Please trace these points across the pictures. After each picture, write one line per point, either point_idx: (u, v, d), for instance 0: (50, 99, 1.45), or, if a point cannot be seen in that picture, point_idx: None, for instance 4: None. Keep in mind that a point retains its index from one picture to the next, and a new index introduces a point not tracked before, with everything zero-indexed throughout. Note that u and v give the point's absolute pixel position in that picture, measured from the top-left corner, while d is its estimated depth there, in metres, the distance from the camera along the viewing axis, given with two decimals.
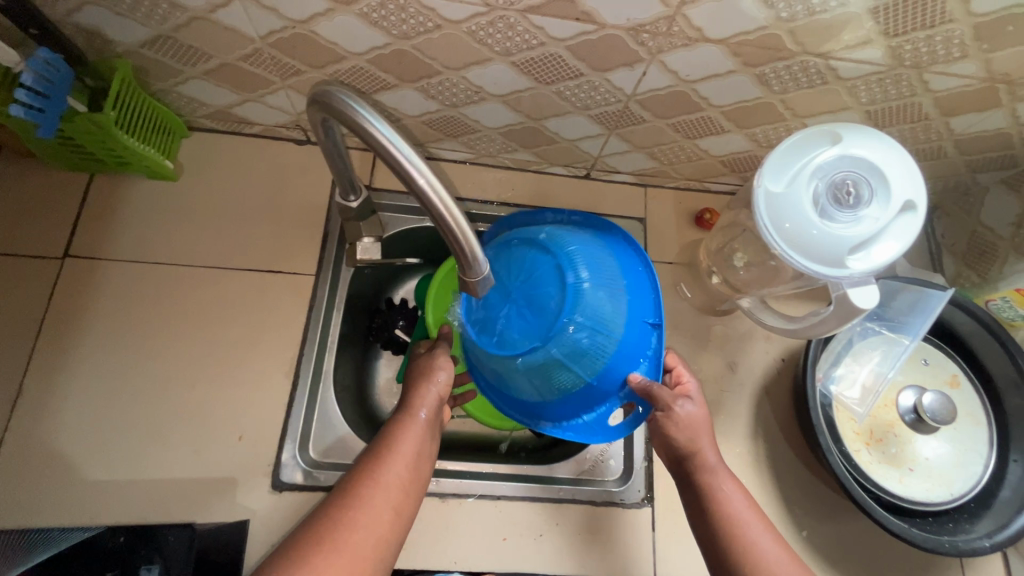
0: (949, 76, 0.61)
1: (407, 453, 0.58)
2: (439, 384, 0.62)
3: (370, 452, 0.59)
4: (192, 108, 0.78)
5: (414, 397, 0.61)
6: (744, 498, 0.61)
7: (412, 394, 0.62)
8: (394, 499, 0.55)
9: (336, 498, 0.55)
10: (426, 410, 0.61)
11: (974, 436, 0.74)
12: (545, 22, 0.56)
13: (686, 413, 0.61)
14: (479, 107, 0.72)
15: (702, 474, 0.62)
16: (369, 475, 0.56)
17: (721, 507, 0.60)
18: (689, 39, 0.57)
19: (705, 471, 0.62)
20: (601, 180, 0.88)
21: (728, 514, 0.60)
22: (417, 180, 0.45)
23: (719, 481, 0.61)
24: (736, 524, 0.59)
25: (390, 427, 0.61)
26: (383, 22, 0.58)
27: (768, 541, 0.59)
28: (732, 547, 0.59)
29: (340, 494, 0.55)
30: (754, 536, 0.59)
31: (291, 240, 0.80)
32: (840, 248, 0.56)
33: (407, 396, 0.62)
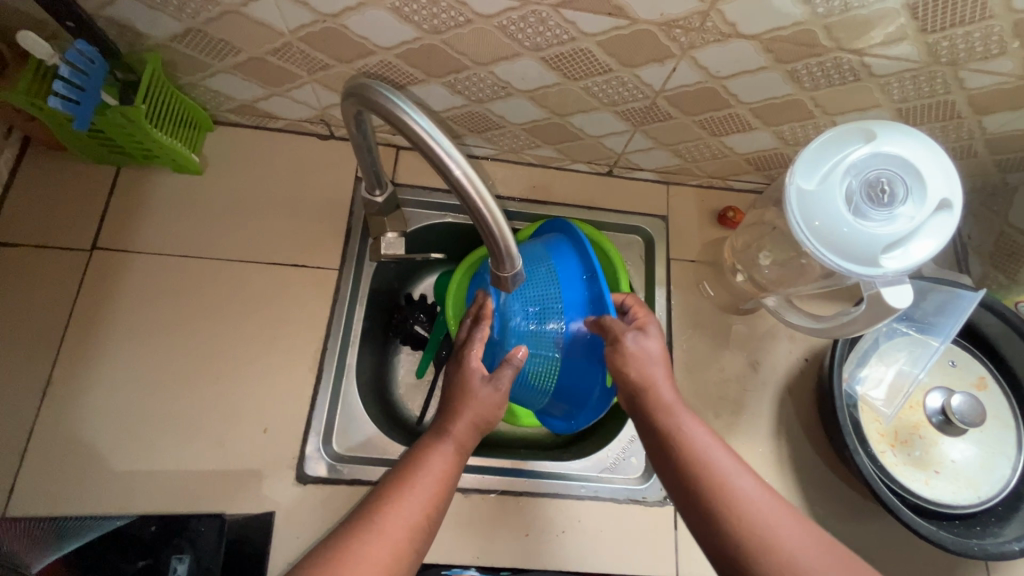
0: (985, 73, 0.60)
1: (434, 475, 0.56)
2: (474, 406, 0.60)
3: (396, 470, 0.57)
4: (218, 102, 0.78)
5: (450, 420, 0.59)
6: (707, 433, 0.57)
7: (447, 414, 0.60)
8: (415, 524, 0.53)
9: (360, 508, 0.54)
10: (458, 433, 0.59)
11: (1002, 438, 0.73)
12: (577, 16, 0.56)
13: (636, 346, 0.59)
14: (504, 103, 0.72)
15: (658, 411, 0.59)
16: (393, 490, 0.54)
17: (684, 446, 0.56)
18: (721, 34, 0.57)
19: (664, 407, 0.59)
20: (623, 177, 0.88)
21: (689, 450, 0.56)
22: (455, 172, 0.45)
23: (677, 420, 0.58)
24: (701, 462, 0.55)
25: (420, 448, 0.59)
26: (413, 17, 0.58)
27: (739, 472, 0.55)
28: (699, 488, 0.54)
29: (364, 505, 0.54)
30: (718, 462, 0.55)
31: (315, 234, 0.80)
32: (874, 246, 0.55)
33: (443, 415, 0.61)
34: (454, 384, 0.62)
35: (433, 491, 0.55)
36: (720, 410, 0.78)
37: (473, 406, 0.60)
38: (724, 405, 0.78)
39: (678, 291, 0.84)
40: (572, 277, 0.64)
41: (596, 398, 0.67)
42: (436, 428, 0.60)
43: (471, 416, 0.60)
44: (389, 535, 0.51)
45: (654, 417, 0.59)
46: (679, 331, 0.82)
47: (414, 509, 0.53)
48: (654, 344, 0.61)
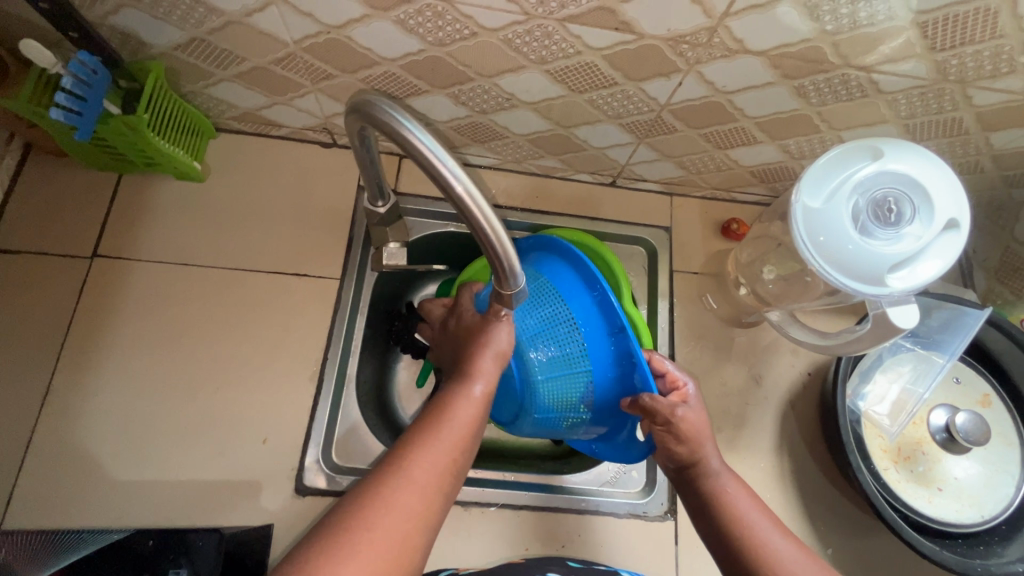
0: (994, 91, 0.59)
1: (458, 422, 0.53)
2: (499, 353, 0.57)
3: (419, 421, 0.54)
4: (221, 110, 0.78)
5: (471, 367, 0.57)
6: (749, 496, 0.59)
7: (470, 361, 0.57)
8: (442, 472, 0.50)
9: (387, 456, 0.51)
10: (483, 381, 0.56)
11: (1006, 458, 0.72)
12: (584, 31, 0.55)
13: (684, 420, 0.58)
14: (508, 114, 0.72)
15: (706, 476, 0.60)
16: (422, 439, 0.51)
17: (732, 517, 0.58)
18: (728, 50, 0.56)
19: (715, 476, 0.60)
20: (627, 188, 0.87)
21: (735, 519, 0.58)
22: (456, 189, 0.44)
23: (723, 486, 0.60)
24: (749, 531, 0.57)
25: (442, 398, 0.56)
26: (418, 29, 0.58)
27: (774, 533, 0.57)
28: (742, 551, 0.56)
29: (394, 450, 0.51)
30: (757, 524, 0.57)
31: (317, 243, 0.80)
32: (880, 266, 0.55)
33: (466, 363, 0.57)
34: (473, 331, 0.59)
35: (457, 435, 0.52)
36: (722, 424, 0.77)
37: (496, 351, 0.57)
38: (726, 419, 0.78)
39: (680, 303, 0.83)
40: (585, 305, 0.59)
41: (623, 438, 0.64)
42: (458, 377, 0.57)
43: (492, 360, 0.57)
44: (421, 481, 0.49)
45: (700, 483, 0.60)
46: (681, 343, 0.81)
47: (440, 455, 0.51)
48: (698, 414, 0.60)
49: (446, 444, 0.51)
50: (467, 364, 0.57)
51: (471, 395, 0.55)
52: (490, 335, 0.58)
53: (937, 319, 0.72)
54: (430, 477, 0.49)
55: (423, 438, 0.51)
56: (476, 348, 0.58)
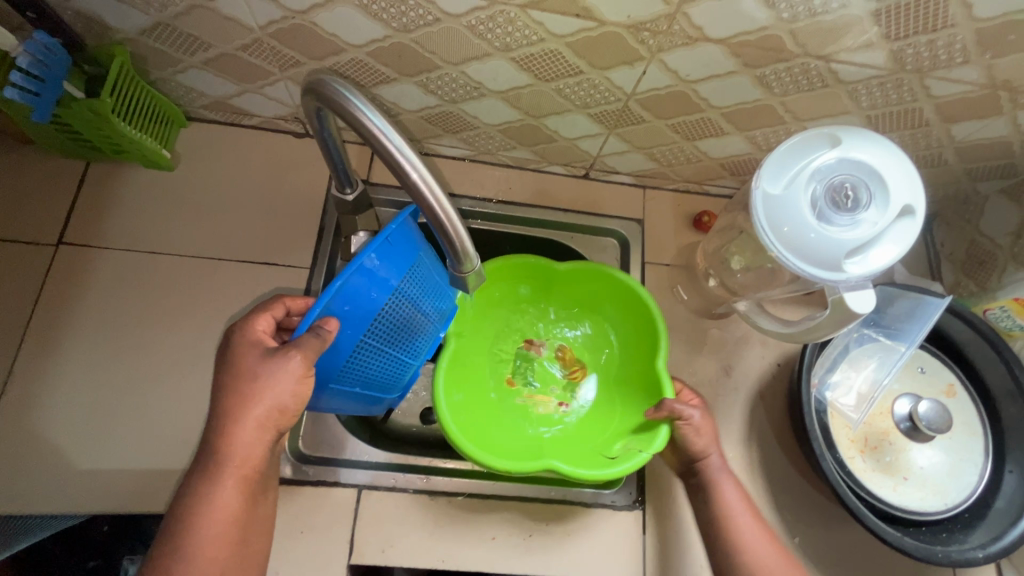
0: (950, 82, 0.60)
1: (219, 511, 0.50)
2: (255, 419, 0.49)
3: (173, 512, 0.50)
4: (191, 98, 0.77)
5: (227, 443, 0.49)
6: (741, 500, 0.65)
7: (219, 442, 0.49)
8: (219, 557, 0.50)
9: (162, 553, 0.48)
10: (238, 465, 0.50)
11: (968, 446, 0.73)
12: (545, 17, 0.56)
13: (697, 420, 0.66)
14: (478, 103, 0.72)
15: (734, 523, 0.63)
16: (176, 546, 0.48)
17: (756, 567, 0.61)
18: (688, 38, 0.57)
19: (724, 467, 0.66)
20: (600, 180, 0.88)
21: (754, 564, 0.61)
22: (412, 176, 0.46)
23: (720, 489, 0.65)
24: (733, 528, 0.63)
25: (195, 476, 0.50)
26: (382, 14, 0.58)
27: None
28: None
29: (165, 548, 0.48)
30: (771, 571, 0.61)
31: (288, 232, 0.80)
32: (837, 252, 0.55)
33: (211, 440, 0.50)
34: (229, 396, 0.49)
35: (228, 529, 0.50)
36: None
37: (263, 424, 0.50)
38: None
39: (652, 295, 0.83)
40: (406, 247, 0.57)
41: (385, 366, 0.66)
42: (205, 458, 0.50)
43: (256, 426, 0.49)
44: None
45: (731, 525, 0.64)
46: None
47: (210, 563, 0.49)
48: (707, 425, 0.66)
49: (212, 549, 0.49)
50: (212, 445, 0.50)
51: (223, 479, 0.50)
52: (258, 397, 0.49)
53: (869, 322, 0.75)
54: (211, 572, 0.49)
55: (187, 538, 0.48)
56: (227, 430, 0.49)
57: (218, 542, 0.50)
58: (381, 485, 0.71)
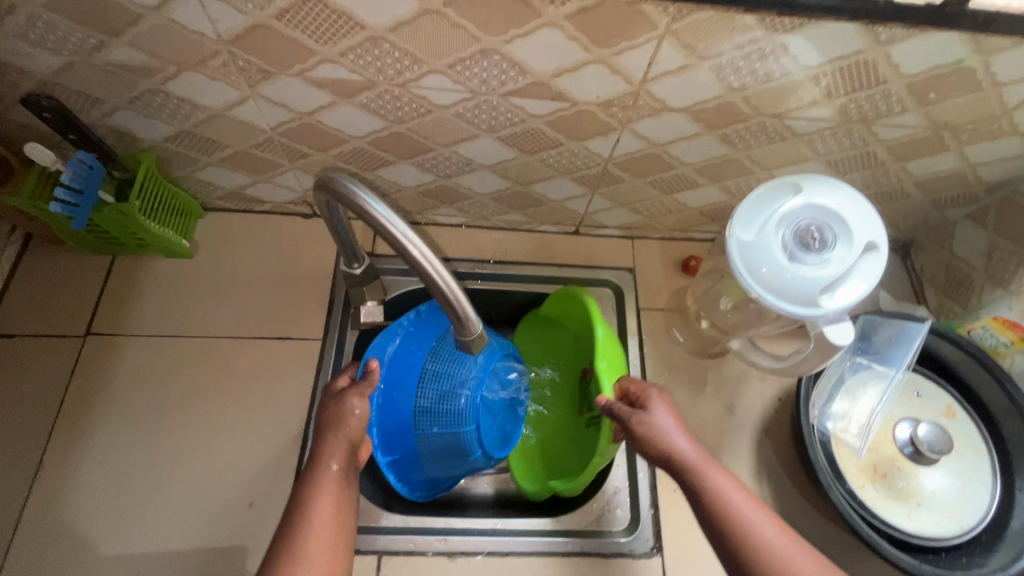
0: (895, 127, 0.66)
1: (329, 494, 0.58)
2: (348, 426, 0.63)
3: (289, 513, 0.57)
4: (208, 191, 0.84)
5: (320, 449, 0.61)
6: (737, 486, 0.59)
7: (319, 448, 0.62)
8: (332, 533, 0.55)
9: (279, 549, 0.54)
10: (337, 460, 0.60)
11: (977, 467, 0.74)
12: (524, 102, 0.63)
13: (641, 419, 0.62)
14: (470, 176, 0.79)
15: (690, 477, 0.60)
16: (293, 533, 0.54)
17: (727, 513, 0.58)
18: (654, 110, 0.64)
19: (647, 442, 0.62)
20: (590, 235, 0.93)
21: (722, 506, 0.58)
22: (413, 252, 0.51)
23: (709, 482, 0.59)
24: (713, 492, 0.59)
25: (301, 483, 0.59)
26: (380, 110, 0.65)
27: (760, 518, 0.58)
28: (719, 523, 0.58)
29: (281, 545, 0.54)
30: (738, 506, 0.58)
31: (300, 307, 0.84)
32: (812, 289, 0.59)
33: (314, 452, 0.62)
34: (328, 417, 0.64)
35: (332, 509, 0.57)
36: None
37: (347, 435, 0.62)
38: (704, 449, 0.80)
39: (650, 340, 0.87)
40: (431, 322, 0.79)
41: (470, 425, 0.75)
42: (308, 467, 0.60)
43: (339, 434, 0.62)
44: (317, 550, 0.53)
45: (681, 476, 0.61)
46: (654, 378, 0.84)
47: (327, 539, 0.55)
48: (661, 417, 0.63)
49: (324, 526, 0.55)
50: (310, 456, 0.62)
51: (324, 473, 0.59)
52: (338, 415, 0.63)
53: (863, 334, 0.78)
54: (328, 547, 0.54)
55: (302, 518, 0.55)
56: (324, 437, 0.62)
57: (327, 521, 0.56)
58: (401, 549, 0.72)
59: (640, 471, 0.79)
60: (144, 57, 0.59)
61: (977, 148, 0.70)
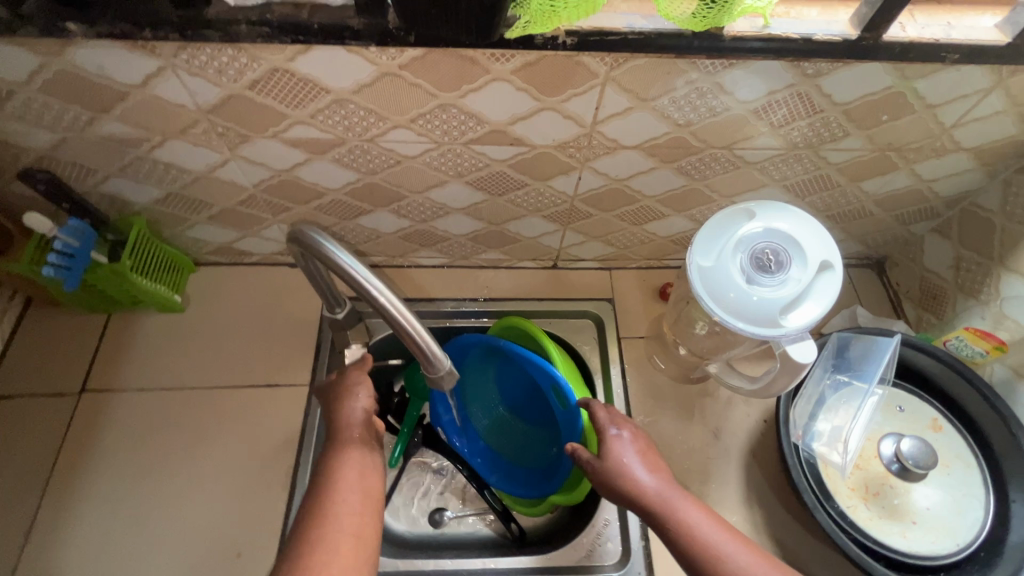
0: (842, 151, 0.69)
1: (352, 457, 0.61)
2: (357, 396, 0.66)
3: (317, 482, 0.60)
4: (199, 248, 0.89)
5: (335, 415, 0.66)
6: (707, 516, 0.60)
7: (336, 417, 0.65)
8: (358, 484, 0.59)
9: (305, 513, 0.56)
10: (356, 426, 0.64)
11: (969, 480, 0.73)
12: (486, 149, 0.67)
13: (617, 440, 0.65)
14: (445, 220, 0.82)
15: (647, 500, 0.61)
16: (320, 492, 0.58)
17: (686, 533, 0.58)
18: (608, 148, 0.67)
19: (606, 478, 0.63)
20: (568, 269, 0.96)
21: (680, 526, 0.59)
22: (378, 297, 0.54)
23: (668, 503, 0.60)
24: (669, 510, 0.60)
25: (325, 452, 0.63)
26: (352, 164, 0.70)
27: (718, 533, 0.58)
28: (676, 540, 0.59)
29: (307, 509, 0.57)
30: (697, 529, 0.58)
31: (288, 353, 0.87)
32: (772, 310, 0.61)
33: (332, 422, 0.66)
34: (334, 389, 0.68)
35: (356, 465, 0.60)
36: (688, 482, 0.79)
37: (360, 426, 0.64)
38: (692, 476, 0.79)
39: (632, 368, 0.88)
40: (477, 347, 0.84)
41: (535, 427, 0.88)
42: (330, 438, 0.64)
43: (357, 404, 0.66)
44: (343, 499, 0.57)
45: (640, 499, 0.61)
46: (639, 406, 0.85)
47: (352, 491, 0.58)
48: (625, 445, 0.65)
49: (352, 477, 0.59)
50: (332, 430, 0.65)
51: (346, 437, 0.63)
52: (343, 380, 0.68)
53: (837, 348, 0.78)
54: (354, 494, 0.57)
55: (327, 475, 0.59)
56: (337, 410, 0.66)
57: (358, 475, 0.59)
58: None
59: None
60: (133, 129, 0.64)
61: (926, 165, 0.73)
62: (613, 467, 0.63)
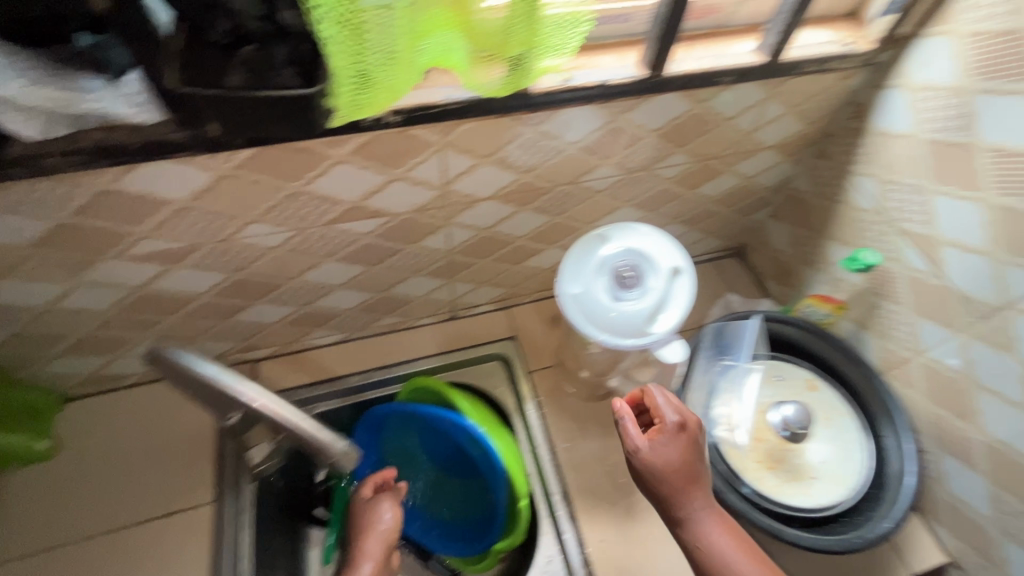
0: (672, 167, 0.78)
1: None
2: (382, 529, 0.74)
3: None
4: (62, 382, 0.81)
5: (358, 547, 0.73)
6: (728, 534, 0.63)
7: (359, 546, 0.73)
8: None
9: None
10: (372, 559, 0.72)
11: (848, 427, 0.82)
12: (349, 226, 0.68)
13: (654, 446, 0.65)
14: (330, 298, 0.82)
15: (680, 510, 0.64)
16: None
17: (707, 544, 0.63)
18: (467, 203, 0.71)
19: (652, 475, 0.64)
20: (467, 316, 0.98)
21: (701, 538, 0.63)
22: (255, 401, 0.54)
23: (698, 518, 0.63)
24: (697, 518, 0.63)
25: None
26: (215, 265, 0.68)
27: (733, 547, 0.62)
28: (703, 546, 0.63)
29: None
30: (716, 538, 0.63)
31: (186, 473, 0.81)
32: (641, 320, 0.67)
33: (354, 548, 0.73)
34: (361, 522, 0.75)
35: None
36: (616, 495, 0.82)
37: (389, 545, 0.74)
38: (618, 489, 0.83)
39: (545, 399, 0.91)
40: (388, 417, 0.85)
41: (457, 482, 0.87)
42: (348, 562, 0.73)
43: (377, 541, 0.73)
44: None
45: (691, 502, 0.64)
46: (558, 434, 0.87)
47: None
48: (671, 446, 0.65)
49: None
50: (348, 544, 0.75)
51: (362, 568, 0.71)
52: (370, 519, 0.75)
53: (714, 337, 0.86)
54: None
55: None
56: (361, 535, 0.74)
57: None
58: None
59: (566, 532, 0.79)
60: None
61: (745, 165, 0.84)
62: (653, 469, 0.64)
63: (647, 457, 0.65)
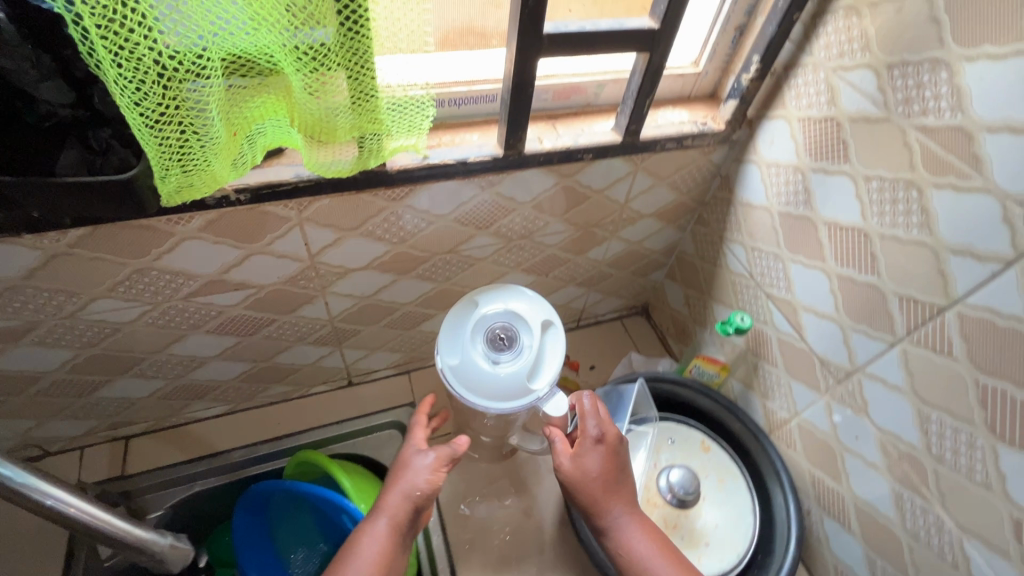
0: (553, 234, 0.80)
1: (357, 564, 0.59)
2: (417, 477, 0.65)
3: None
4: None
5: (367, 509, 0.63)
6: (651, 538, 0.66)
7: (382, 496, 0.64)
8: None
9: None
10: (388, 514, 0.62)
11: (738, 491, 0.81)
12: (211, 298, 0.66)
13: (570, 459, 0.67)
14: (204, 369, 0.78)
15: (602, 514, 0.67)
16: None
17: (625, 544, 0.66)
18: (340, 273, 0.71)
19: (573, 481, 0.67)
20: (365, 382, 0.95)
21: (622, 537, 0.66)
22: (71, 510, 0.52)
23: (617, 518, 0.67)
24: (615, 520, 0.67)
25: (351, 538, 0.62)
26: (60, 342, 0.64)
27: (649, 545, 0.66)
28: (621, 542, 0.66)
29: None
30: (633, 539, 0.66)
31: (27, 570, 0.72)
32: (521, 379, 0.66)
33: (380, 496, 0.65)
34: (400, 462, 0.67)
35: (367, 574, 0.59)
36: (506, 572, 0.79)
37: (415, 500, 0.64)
38: (508, 564, 0.79)
39: None
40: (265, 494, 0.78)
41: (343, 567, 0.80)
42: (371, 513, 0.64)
43: (401, 493, 0.64)
44: None
45: (604, 507, 0.67)
46: (450, 506, 0.84)
47: None
48: (590, 457, 0.67)
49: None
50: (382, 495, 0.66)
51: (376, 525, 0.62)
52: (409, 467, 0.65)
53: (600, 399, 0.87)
54: None
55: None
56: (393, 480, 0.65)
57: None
58: None
59: None
60: None
61: (629, 231, 0.87)
62: (573, 477, 0.67)
63: (574, 460, 0.67)
